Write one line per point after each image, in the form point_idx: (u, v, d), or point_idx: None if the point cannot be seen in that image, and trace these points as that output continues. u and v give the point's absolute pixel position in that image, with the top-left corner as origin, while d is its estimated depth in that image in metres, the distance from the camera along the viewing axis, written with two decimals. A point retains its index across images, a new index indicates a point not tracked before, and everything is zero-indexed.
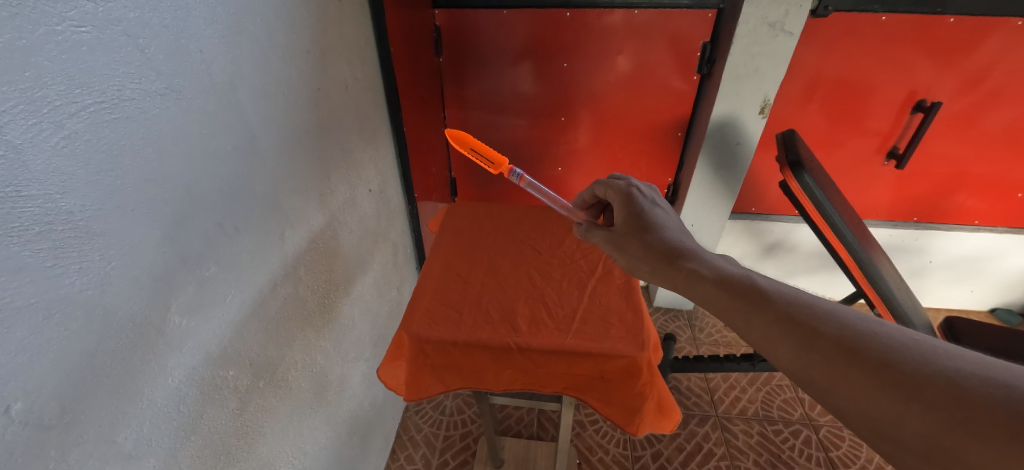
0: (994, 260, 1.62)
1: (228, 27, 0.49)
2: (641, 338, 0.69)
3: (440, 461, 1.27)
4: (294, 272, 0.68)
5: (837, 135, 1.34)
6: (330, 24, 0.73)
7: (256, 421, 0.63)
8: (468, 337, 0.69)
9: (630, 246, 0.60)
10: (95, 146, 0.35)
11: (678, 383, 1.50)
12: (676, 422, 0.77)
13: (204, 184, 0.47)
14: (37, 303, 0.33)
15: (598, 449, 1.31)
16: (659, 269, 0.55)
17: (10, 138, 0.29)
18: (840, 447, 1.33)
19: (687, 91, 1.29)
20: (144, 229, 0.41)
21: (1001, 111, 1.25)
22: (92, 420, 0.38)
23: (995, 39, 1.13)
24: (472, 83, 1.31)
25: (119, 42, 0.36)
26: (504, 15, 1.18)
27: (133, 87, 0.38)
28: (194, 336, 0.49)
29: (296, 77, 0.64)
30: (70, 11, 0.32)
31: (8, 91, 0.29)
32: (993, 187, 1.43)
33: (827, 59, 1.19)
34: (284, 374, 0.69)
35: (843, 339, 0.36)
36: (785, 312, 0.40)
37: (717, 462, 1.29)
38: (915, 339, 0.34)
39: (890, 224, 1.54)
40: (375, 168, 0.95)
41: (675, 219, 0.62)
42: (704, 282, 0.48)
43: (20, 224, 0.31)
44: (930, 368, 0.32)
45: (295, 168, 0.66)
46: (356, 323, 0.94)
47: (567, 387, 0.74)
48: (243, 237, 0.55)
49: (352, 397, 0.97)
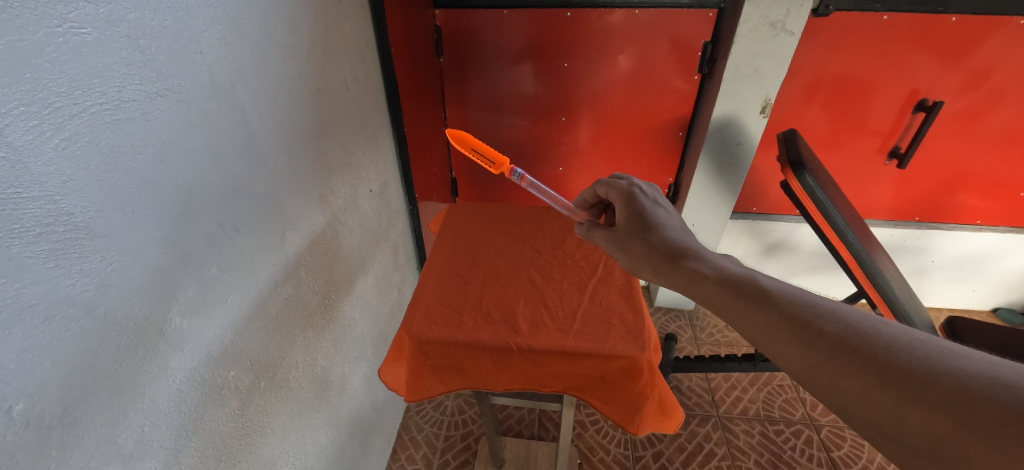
0: (995, 259, 1.62)
1: (228, 29, 0.49)
2: (641, 339, 0.69)
3: (440, 461, 1.27)
4: (294, 273, 0.68)
5: (838, 135, 1.33)
6: (330, 24, 0.73)
7: (256, 422, 0.63)
8: (468, 338, 0.69)
9: (632, 246, 0.59)
10: (95, 147, 0.35)
11: (679, 383, 1.50)
12: (677, 422, 0.77)
13: (204, 185, 0.47)
14: (39, 304, 0.33)
15: (598, 449, 1.31)
16: (659, 269, 0.55)
17: (10, 139, 0.29)
18: (842, 447, 1.33)
19: (688, 90, 1.29)
20: (145, 230, 0.41)
21: (1003, 111, 1.25)
22: (92, 420, 0.38)
23: (996, 38, 1.13)
24: (473, 83, 1.31)
25: (119, 43, 0.36)
26: (504, 15, 1.18)
27: (134, 88, 0.38)
28: (194, 336, 0.49)
29: (297, 78, 0.64)
30: (70, 12, 0.33)
31: (8, 92, 0.29)
32: (995, 187, 1.42)
33: (829, 58, 1.19)
34: (284, 375, 0.69)
35: (846, 338, 0.36)
36: (788, 312, 0.40)
37: (717, 462, 1.29)
38: (920, 338, 0.34)
39: (891, 224, 1.54)
40: (376, 168, 0.95)
41: (677, 218, 0.62)
42: (705, 282, 0.48)
43: (21, 225, 0.31)
44: (935, 368, 0.32)
45: (295, 169, 0.66)
46: (357, 324, 0.94)
47: (568, 388, 0.74)
48: (243, 237, 0.55)
49: (353, 397, 0.97)
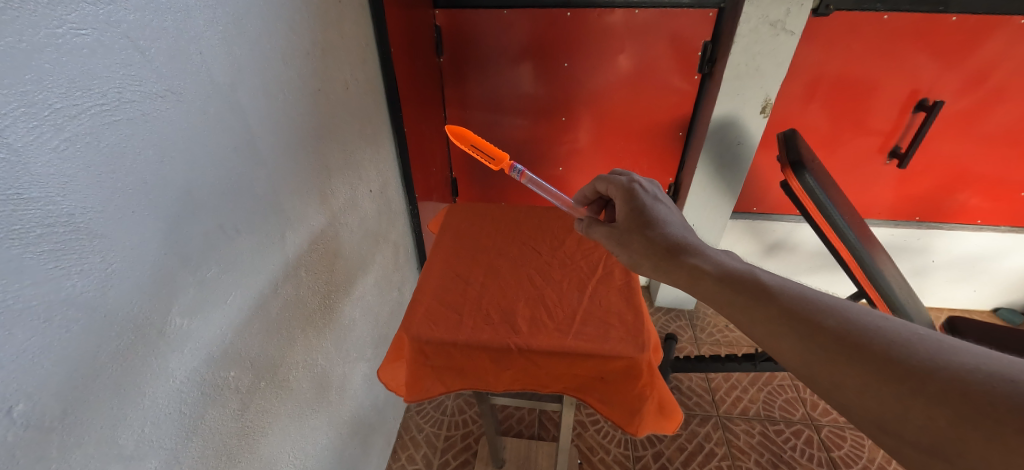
0: (996, 259, 1.62)
1: (228, 30, 0.49)
2: (640, 339, 0.69)
3: (441, 462, 1.27)
4: (294, 273, 0.68)
5: (838, 135, 1.33)
6: (329, 24, 0.73)
7: (256, 422, 0.63)
8: (468, 338, 0.69)
9: (632, 242, 0.59)
10: (95, 148, 0.35)
11: (679, 383, 1.50)
12: (677, 422, 0.77)
13: (203, 185, 0.47)
14: (39, 305, 0.33)
15: (598, 449, 1.31)
16: (660, 265, 0.55)
17: (10, 141, 0.29)
18: (842, 447, 1.33)
19: (688, 90, 1.29)
20: (145, 230, 0.41)
21: (1004, 110, 1.25)
22: (92, 421, 0.38)
23: (997, 37, 1.13)
24: (473, 83, 1.31)
25: (119, 44, 0.36)
26: (504, 15, 1.18)
27: (133, 89, 0.38)
28: (194, 336, 0.49)
29: (297, 78, 0.64)
30: (70, 14, 0.33)
31: (7, 94, 0.29)
32: (996, 186, 1.42)
33: (829, 58, 1.19)
34: (284, 375, 0.69)
35: (846, 334, 0.36)
36: (788, 307, 0.40)
37: (718, 462, 1.29)
38: (919, 333, 0.34)
39: (892, 224, 1.54)
40: (376, 168, 0.95)
41: (677, 215, 0.61)
42: (706, 277, 0.48)
43: (22, 226, 0.31)
44: (935, 362, 0.32)
45: (295, 170, 0.66)
46: (357, 324, 0.94)
47: (567, 388, 0.73)
48: (243, 237, 0.55)
49: (354, 397, 0.97)
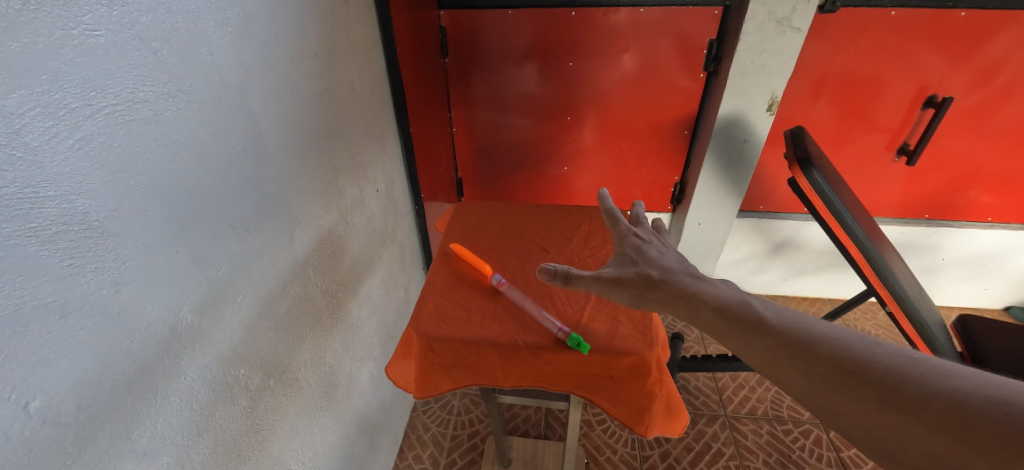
0: (1006, 257, 1.60)
1: (238, 30, 0.50)
2: (649, 336, 0.68)
3: (448, 461, 1.26)
4: (304, 272, 0.69)
5: (846, 132, 1.32)
6: (337, 23, 0.73)
7: (267, 420, 0.63)
8: (477, 336, 0.69)
9: (627, 278, 0.57)
10: (109, 148, 0.36)
11: (686, 382, 1.49)
12: (685, 424, 0.76)
13: (212, 185, 0.48)
14: (54, 302, 0.33)
15: (606, 448, 1.30)
16: (660, 295, 0.53)
17: (27, 139, 0.30)
18: (852, 447, 1.32)
19: (693, 89, 1.28)
20: (156, 231, 0.41)
21: (1015, 106, 1.23)
22: (105, 418, 0.39)
23: (1007, 32, 1.11)
24: (478, 83, 1.32)
25: (132, 45, 0.37)
26: (509, 15, 1.18)
27: (145, 90, 0.39)
28: (205, 336, 0.49)
29: (305, 78, 0.65)
30: (85, 15, 0.33)
31: (23, 93, 0.30)
32: (1008, 183, 1.40)
33: (838, 54, 1.18)
34: (294, 373, 0.70)
35: (843, 360, 0.36)
36: (786, 338, 0.40)
37: (726, 462, 1.28)
38: (914, 358, 0.34)
39: (901, 222, 1.52)
40: (382, 168, 0.95)
41: (671, 252, 0.62)
42: (704, 307, 0.48)
43: (38, 224, 0.31)
44: (929, 388, 0.31)
45: (304, 170, 0.66)
46: (364, 322, 0.94)
47: (576, 386, 0.73)
48: (253, 236, 0.56)
49: (360, 397, 0.97)
